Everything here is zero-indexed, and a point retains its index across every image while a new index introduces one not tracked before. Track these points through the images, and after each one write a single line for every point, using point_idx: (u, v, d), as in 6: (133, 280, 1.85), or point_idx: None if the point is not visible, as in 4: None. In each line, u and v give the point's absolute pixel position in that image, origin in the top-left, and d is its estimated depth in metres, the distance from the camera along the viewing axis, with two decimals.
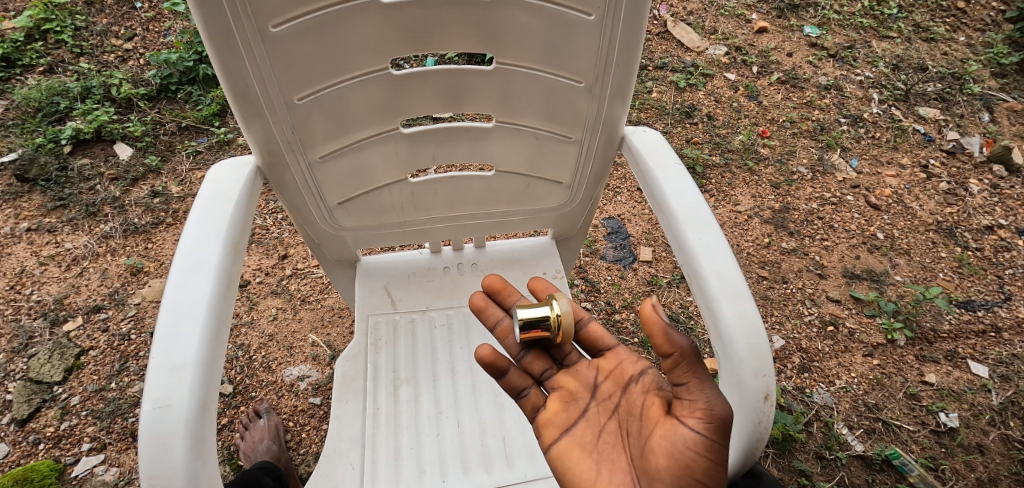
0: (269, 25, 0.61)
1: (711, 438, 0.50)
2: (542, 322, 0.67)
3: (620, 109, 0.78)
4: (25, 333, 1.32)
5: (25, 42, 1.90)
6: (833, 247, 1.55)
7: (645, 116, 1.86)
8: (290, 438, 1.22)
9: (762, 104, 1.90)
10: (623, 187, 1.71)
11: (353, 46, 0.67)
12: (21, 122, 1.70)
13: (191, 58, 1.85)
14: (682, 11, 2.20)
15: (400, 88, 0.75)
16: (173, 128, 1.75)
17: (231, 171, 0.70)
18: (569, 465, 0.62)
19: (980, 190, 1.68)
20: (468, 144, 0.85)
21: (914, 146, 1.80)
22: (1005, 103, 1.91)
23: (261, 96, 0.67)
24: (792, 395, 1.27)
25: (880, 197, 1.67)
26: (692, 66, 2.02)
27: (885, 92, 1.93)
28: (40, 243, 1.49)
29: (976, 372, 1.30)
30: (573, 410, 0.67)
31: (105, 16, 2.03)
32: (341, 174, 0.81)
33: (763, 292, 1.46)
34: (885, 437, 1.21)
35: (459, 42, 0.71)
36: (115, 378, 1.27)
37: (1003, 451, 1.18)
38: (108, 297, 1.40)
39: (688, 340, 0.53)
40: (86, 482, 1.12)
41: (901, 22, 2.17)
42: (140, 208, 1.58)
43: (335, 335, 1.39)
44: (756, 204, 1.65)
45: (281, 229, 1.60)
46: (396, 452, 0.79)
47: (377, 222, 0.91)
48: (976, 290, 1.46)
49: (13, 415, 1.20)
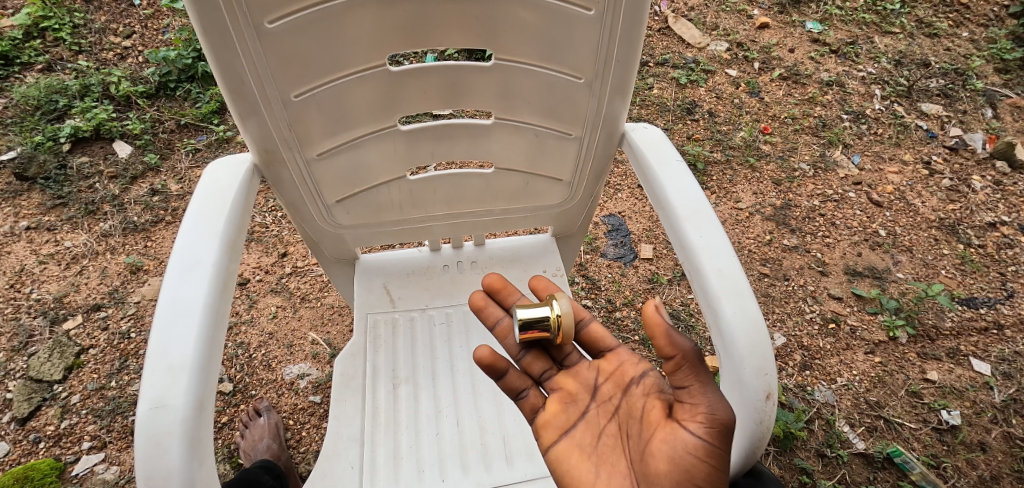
0: (265, 21, 0.61)
1: (713, 444, 0.49)
2: (541, 322, 0.67)
3: (620, 105, 0.78)
4: (25, 332, 1.32)
5: (23, 40, 1.90)
6: (834, 244, 1.54)
7: (645, 113, 1.85)
8: (290, 436, 1.22)
9: (764, 101, 1.89)
10: (623, 184, 1.70)
11: (349, 41, 0.67)
12: (19, 120, 1.69)
13: (191, 55, 1.84)
14: (684, 7, 2.19)
15: (398, 85, 0.74)
16: (172, 126, 1.75)
17: (226, 171, 0.69)
18: (568, 467, 0.62)
19: (983, 186, 1.67)
20: (466, 140, 0.84)
21: (917, 142, 1.79)
22: (1008, 99, 1.89)
23: (257, 93, 0.67)
24: (793, 393, 1.27)
25: (883, 194, 1.66)
26: (694, 62, 2.01)
27: (887, 88, 1.92)
28: (40, 241, 1.49)
29: (979, 369, 1.29)
30: (572, 411, 0.66)
31: (104, 14, 2.03)
32: (338, 172, 0.81)
33: (764, 289, 1.45)
34: (887, 434, 1.21)
35: (457, 38, 0.70)
36: (115, 377, 1.26)
37: (1005, 448, 1.18)
38: (108, 296, 1.40)
39: (690, 342, 0.52)
40: (86, 480, 1.12)
41: (904, 18, 2.15)
42: (140, 206, 1.57)
43: (335, 333, 1.38)
44: (758, 201, 1.64)
45: (281, 227, 1.60)
46: (395, 451, 0.79)
47: (375, 220, 0.91)
48: (978, 287, 1.45)
49: (13, 413, 1.19)
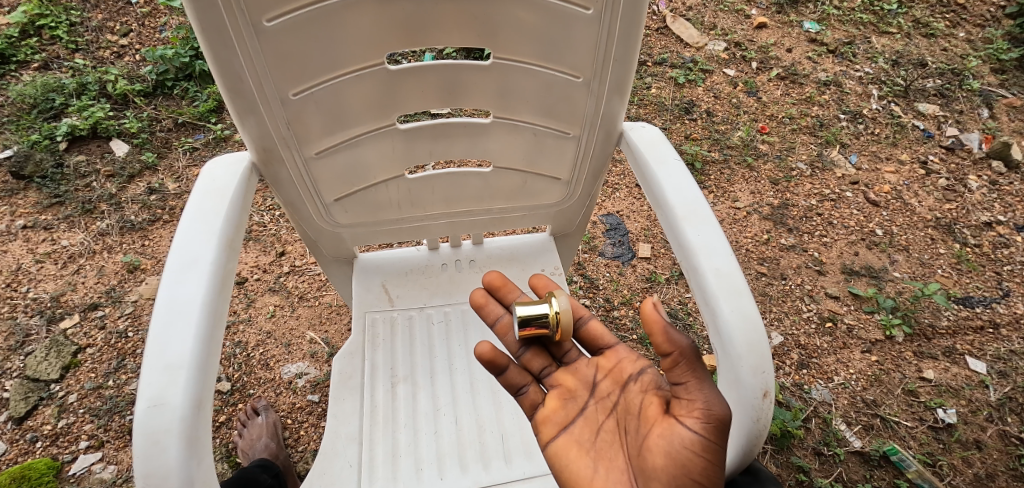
0: (263, 19, 0.61)
1: (708, 438, 0.49)
2: (540, 319, 0.67)
3: (619, 104, 0.78)
4: (22, 331, 1.31)
5: (18, 38, 1.89)
6: (832, 243, 1.55)
7: (644, 112, 1.85)
8: (288, 435, 1.22)
9: (762, 100, 1.90)
10: (622, 183, 1.70)
11: (347, 39, 0.66)
12: (15, 118, 1.68)
13: (188, 54, 1.84)
14: (682, 6, 2.20)
15: (396, 85, 0.74)
16: (170, 125, 1.74)
17: (224, 168, 0.69)
18: (567, 462, 0.62)
19: (979, 186, 1.68)
20: (466, 140, 0.84)
21: (914, 142, 1.79)
22: (1005, 99, 1.90)
23: (255, 91, 0.67)
24: (790, 391, 1.27)
25: (880, 193, 1.67)
26: (692, 62, 2.01)
27: (884, 88, 1.92)
28: (37, 241, 1.48)
29: (974, 368, 1.30)
30: (572, 408, 0.66)
31: (100, 12, 2.01)
32: (336, 171, 0.81)
33: (762, 288, 1.46)
34: (883, 433, 1.21)
35: (456, 37, 0.70)
36: (112, 377, 1.26)
37: (1001, 446, 1.18)
38: (104, 295, 1.39)
39: (688, 339, 0.52)
40: (84, 480, 1.12)
41: (901, 18, 2.16)
42: (138, 205, 1.57)
43: (333, 332, 1.38)
44: (755, 200, 1.65)
45: (279, 226, 1.59)
46: (394, 449, 0.79)
47: (373, 219, 0.91)
48: (974, 286, 1.46)
49: (9, 413, 1.19)
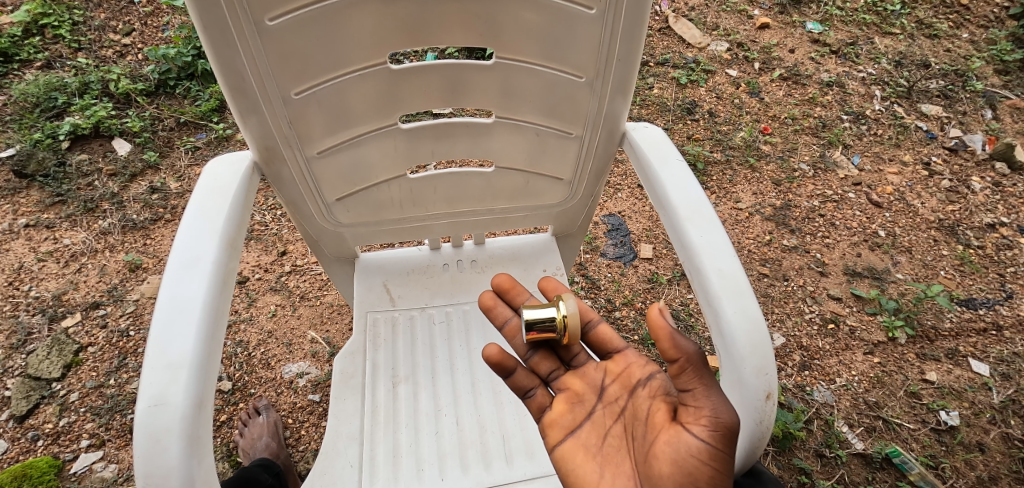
0: (266, 18, 0.60)
1: (716, 447, 0.49)
2: (547, 322, 0.67)
3: (622, 104, 0.77)
4: (24, 329, 1.31)
5: (22, 37, 1.90)
6: (834, 244, 1.55)
7: (645, 112, 1.85)
8: (289, 434, 1.22)
9: (764, 101, 1.89)
10: (623, 184, 1.70)
11: (349, 39, 0.66)
12: (19, 116, 1.69)
13: (190, 53, 1.85)
14: (684, 7, 2.19)
15: (398, 84, 0.74)
16: (172, 124, 1.75)
17: (227, 167, 0.70)
18: (572, 467, 0.62)
19: (982, 187, 1.67)
20: (468, 140, 0.84)
21: (917, 143, 1.79)
22: (1008, 100, 1.89)
23: (258, 90, 0.66)
24: (792, 393, 1.27)
25: (882, 194, 1.66)
26: (694, 62, 2.01)
27: (887, 89, 1.92)
28: (39, 239, 1.48)
29: (977, 369, 1.29)
30: (579, 411, 0.66)
31: (104, 11, 2.02)
32: (339, 170, 0.81)
33: (764, 289, 1.45)
34: (885, 435, 1.21)
35: (459, 37, 0.70)
36: (113, 375, 1.26)
37: (1004, 449, 1.18)
38: (107, 293, 1.39)
39: (694, 345, 0.52)
40: (85, 478, 1.12)
41: (904, 19, 2.16)
42: (139, 204, 1.57)
43: (335, 332, 1.38)
44: (758, 201, 1.64)
45: (281, 225, 1.59)
46: (395, 449, 0.78)
47: (375, 218, 0.90)
48: (977, 288, 1.45)
49: (11, 412, 1.19)
